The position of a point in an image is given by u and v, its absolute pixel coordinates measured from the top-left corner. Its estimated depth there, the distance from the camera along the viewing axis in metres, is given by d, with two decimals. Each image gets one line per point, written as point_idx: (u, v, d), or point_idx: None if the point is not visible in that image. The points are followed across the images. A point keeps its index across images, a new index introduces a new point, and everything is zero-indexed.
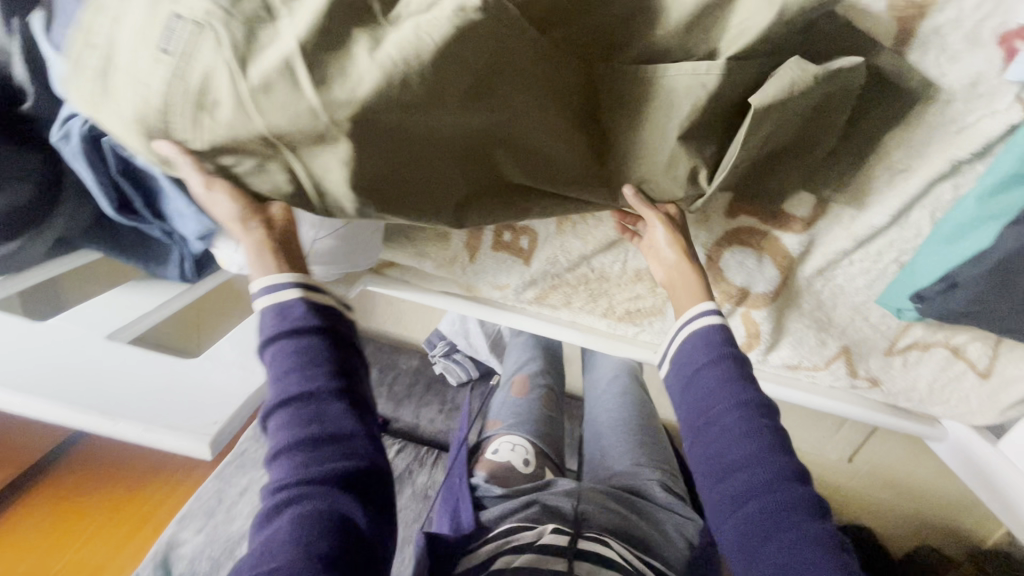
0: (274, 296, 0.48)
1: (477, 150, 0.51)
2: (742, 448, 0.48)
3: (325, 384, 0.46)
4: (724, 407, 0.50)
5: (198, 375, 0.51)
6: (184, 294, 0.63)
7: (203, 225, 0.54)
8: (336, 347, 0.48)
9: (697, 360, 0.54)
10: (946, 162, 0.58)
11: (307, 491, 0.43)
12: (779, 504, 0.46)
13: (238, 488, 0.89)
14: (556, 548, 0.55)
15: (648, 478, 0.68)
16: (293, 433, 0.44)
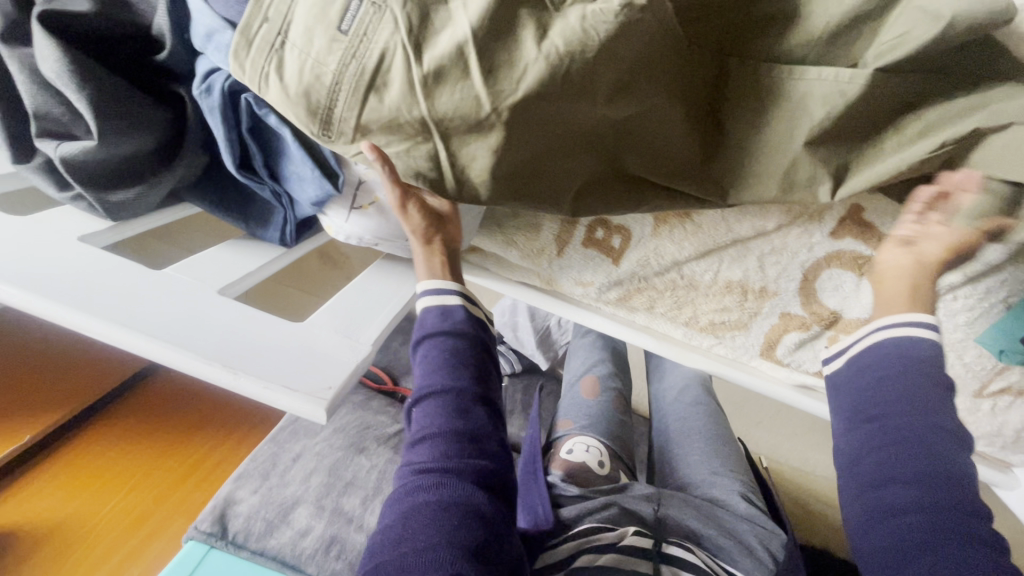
0: (437, 303, 0.60)
1: (604, 143, 0.53)
2: (919, 463, 0.50)
3: (467, 380, 0.57)
4: (904, 420, 0.52)
5: (307, 338, 0.51)
6: (281, 257, 0.63)
7: (322, 191, 0.55)
8: (477, 351, 0.60)
9: (887, 367, 0.55)
10: None
11: (445, 472, 0.51)
12: (944, 524, 0.48)
13: (292, 453, 0.90)
14: (639, 551, 0.56)
15: (727, 489, 0.66)
16: (435, 417, 0.54)
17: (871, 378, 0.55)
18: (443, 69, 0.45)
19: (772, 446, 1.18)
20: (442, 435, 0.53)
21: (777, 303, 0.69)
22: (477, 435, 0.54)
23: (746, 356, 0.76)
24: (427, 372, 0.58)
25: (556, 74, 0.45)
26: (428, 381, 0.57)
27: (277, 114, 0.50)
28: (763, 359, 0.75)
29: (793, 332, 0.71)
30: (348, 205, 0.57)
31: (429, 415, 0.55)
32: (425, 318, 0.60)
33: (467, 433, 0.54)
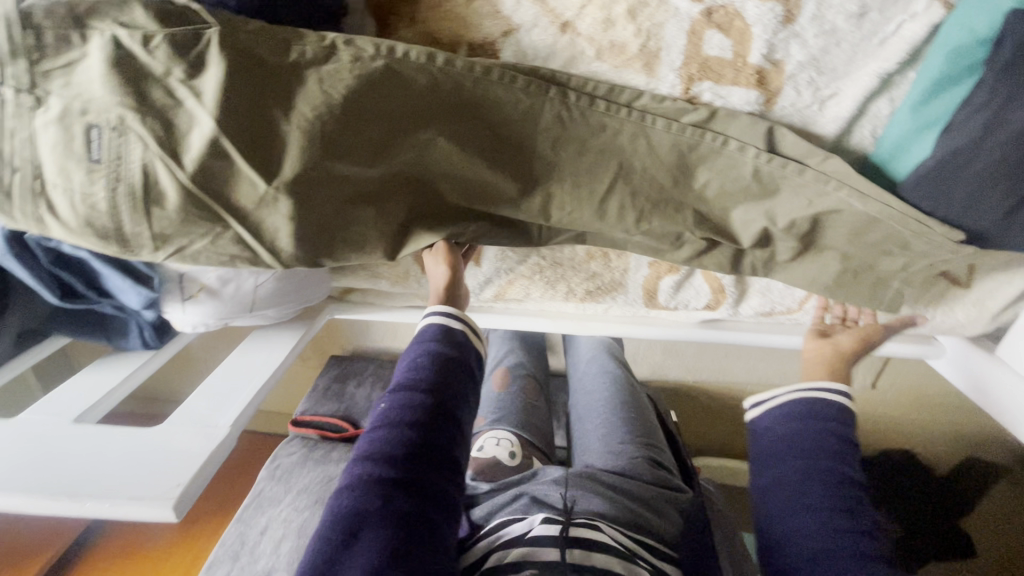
0: (441, 323, 0.64)
1: (391, 189, 0.56)
2: (823, 441, 0.63)
3: (438, 391, 0.58)
4: (814, 433, 0.64)
5: (162, 441, 0.52)
6: (150, 360, 0.65)
7: (143, 294, 0.56)
8: (458, 365, 0.61)
9: (802, 422, 0.65)
10: (873, 77, 0.56)
11: (382, 478, 0.53)
12: (838, 466, 0.61)
13: (258, 528, 0.92)
14: (545, 538, 0.59)
15: (630, 458, 0.74)
16: (397, 421, 0.56)
17: (777, 431, 0.66)
18: (199, 162, 0.47)
19: (748, 372, 1.17)
20: (399, 442, 0.54)
21: (639, 256, 0.69)
22: (424, 448, 0.55)
23: (641, 311, 0.76)
24: (410, 374, 0.60)
25: (313, 136, 0.49)
26: (406, 382, 0.59)
27: (67, 242, 0.51)
28: (654, 309, 0.75)
29: (667, 278, 0.71)
30: (180, 298, 0.58)
31: (395, 416, 0.57)
32: (424, 331, 0.63)
33: (425, 446, 0.55)
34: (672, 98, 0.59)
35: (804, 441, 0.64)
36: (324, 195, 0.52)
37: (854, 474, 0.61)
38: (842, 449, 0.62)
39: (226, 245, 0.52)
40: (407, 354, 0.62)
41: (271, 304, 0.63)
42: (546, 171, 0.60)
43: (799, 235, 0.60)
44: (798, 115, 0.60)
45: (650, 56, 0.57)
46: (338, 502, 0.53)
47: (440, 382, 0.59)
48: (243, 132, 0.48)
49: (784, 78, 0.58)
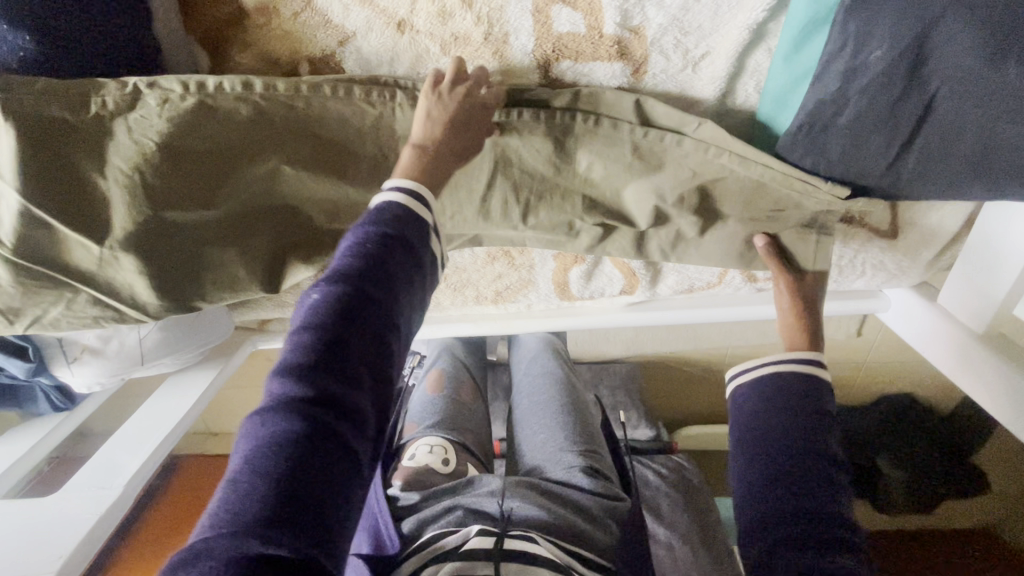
0: (401, 197, 0.44)
1: (243, 228, 0.53)
2: (793, 422, 0.51)
3: (379, 284, 0.39)
4: (784, 415, 0.52)
5: (53, 509, 0.52)
6: (60, 423, 0.65)
7: (22, 365, 0.56)
8: (403, 254, 0.41)
9: (772, 406, 0.53)
10: (743, 29, 0.51)
11: (289, 414, 0.33)
12: (811, 445, 0.49)
13: None
14: (480, 552, 0.55)
15: (568, 466, 0.70)
16: (317, 329, 0.36)
17: (749, 414, 0.55)
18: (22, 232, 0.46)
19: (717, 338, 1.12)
20: (323, 344, 0.36)
21: (541, 250, 0.66)
22: (350, 366, 0.36)
23: (559, 303, 0.74)
24: (347, 261, 0.40)
25: (138, 188, 0.48)
26: (341, 270, 0.39)
27: None
28: (570, 300, 0.73)
29: (574, 268, 0.68)
30: (64, 362, 0.58)
31: (320, 315, 0.37)
32: (380, 205, 0.43)
33: (359, 354, 0.37)
34: (533, 83, 0.55)
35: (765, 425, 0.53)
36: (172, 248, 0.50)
37: (831, 449, 0.49)
38: (818, 427, 0.50)
39: (82, 309, 0.51)
40: (342, 238, 0.41)
41: (164, 355, 0.62)
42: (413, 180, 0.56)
43: (690, 210, 0.56)
44: (671, 82, 0.55)
45: (499, 44, 0.53)
46: (245, 430, 0.34)
47: (377, 271, 0.39)
48: (70, 205, 0.46)
49: (648, 45, 0.53)
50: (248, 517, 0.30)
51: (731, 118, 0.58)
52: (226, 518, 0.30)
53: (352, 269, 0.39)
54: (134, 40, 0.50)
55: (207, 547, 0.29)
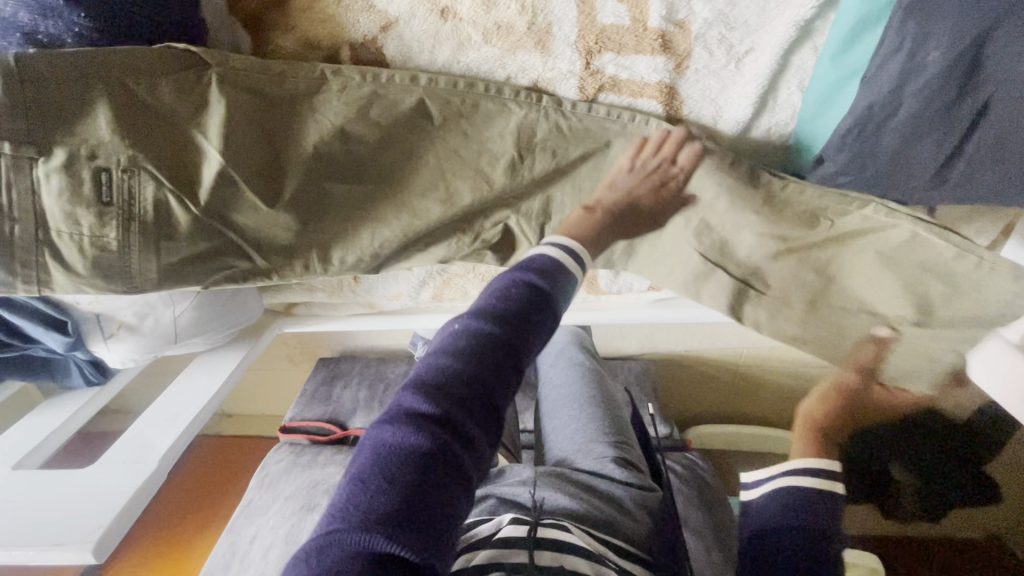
0: (547, 256, 0.49)
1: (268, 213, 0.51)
2: (784, 516, 0.49)
3: (524, 329, 0.42)
4: (782, 513, 0.49)
5: (93, 480, 0.53)
6: (94, 397, 0.66)
7: (59, 339, 0.57)
8: (548, 306, 0.44)
9: (769, 511, 0.50)
10: (790, 26, 0.50)
11: (420, 425, 0.35)
12: (800, 541, 0.46)
13: (248, 536, 0.95)
14: (512, 538, 0.57)
15: (602, 458, 0.71)
16: (461, 350, 0.39)
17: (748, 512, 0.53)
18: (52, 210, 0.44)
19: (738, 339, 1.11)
20: (464, 372, 0.38)
21: None
22: (480, 395, 0.37)
23: (584, 298, 0.75)
24: (498, 304, 0.43)
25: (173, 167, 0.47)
26: (492, 309, 0.42)
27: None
28: (596, 295, 0.73)
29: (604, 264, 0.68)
30: (101, 338, 0.58)
31: (465, 345, 0.39)
32: (528, 258, 0.48)
33: (496, 389, 0.38)
34: (573, 75, 0.55)
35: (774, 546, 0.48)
36: (212, 230, 0.50)
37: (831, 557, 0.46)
38: (808, 525, 0.47)
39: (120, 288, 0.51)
40: (497, 280, 0.46)
41: (197, 334, 0.63)
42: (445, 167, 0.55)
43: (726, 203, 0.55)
44: (714, 77, 0.55)
45: (541, 34, 0.53)
46: (372, 431, 0.36)
47: (524, 315, 0.42)
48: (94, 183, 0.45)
49: (692, 40, 0.53)
50: (370, 517, 0.31)
51: (772, 117, 0.57)
52: (351, 511, 0.31)
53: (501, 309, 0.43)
54: (179, 20, 0.50)
55: (332, 536, 0.30)
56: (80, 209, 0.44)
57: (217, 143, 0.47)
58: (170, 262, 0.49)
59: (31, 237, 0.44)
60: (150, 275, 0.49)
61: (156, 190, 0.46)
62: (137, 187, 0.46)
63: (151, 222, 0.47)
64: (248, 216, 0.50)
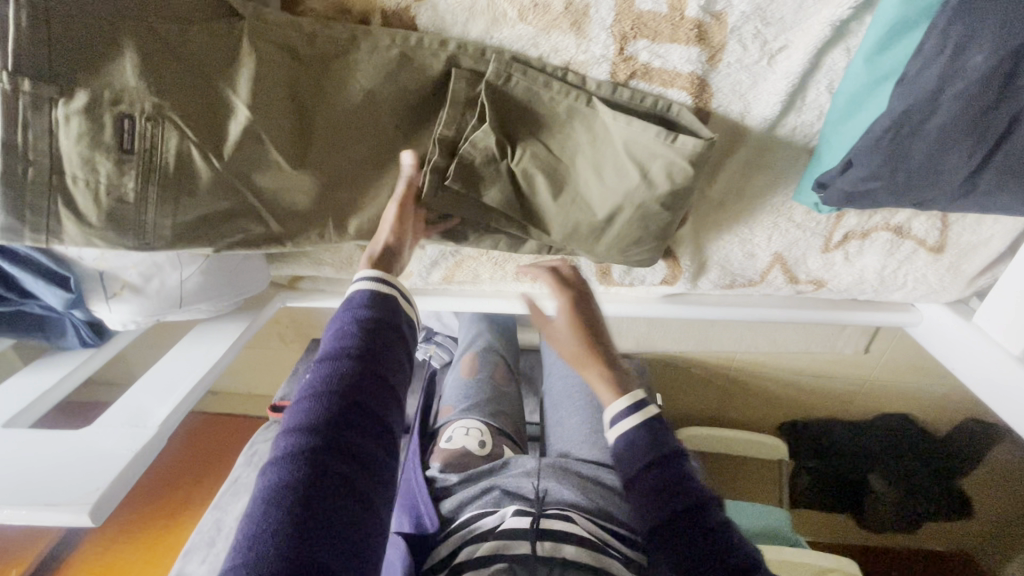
0: (376, 283, 0.51)
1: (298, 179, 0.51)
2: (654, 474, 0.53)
3: (371, 355, 0.46)
4: (653, 474, 0.53)
5: (89, 440, 0.52)
6: (90, 359, 0.64)
7: (59, 296, 0.55)
8: (389, 332, 0.48)
9: (640, 467, 0.55)
10: (825, 26, 0.51)
11: (295, 470, 0.39)
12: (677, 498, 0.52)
13: (234, 513, 0.92)
14: (517, 531, 0.59)
15: (605, 447, 0.72)
16: (323, 391, 0.43)
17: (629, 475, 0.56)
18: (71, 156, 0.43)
19: (735, 342, 1.12)
20: (326, 412, 0.42)
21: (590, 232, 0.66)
22: (348, 424, 0.42)
23: (597, 289, 0.75)
24: (335, 343, 0.47)
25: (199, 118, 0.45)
26: (329, 351, 0.46)
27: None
28: (610, 286, 0.73)
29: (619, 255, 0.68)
30: (104, 297, 0.56)
31: (322, 388, 0.44)
32: (353, 295, 0.50)
33: (362, 418, 0.43)
34: (606, 59, 0.54)
35: (646, 490, 0.54)
36: (231, 188, 0.49)
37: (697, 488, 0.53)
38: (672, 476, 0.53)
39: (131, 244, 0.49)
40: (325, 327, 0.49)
41: (202, 300, 0.61)
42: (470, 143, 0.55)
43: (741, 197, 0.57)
44: (746, 72, 0.55)
45: (578, 15, 0.52)
46: (257, 485, 0.41)
47: (365, 346, 0.46)
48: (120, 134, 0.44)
49: (727, 32, 0.53)
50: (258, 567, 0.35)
51: (798, 116, 0.57)
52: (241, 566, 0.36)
53: (336, 348, 0.46)
54: None
55: None
56: (99, 154, 0.43)
57: (246, 99, 0.46)
58: (186, 220, 0.48)
59: (46, 179, 0.43)
60: (165, 230, 0.48)
61: (179, 141, 0.45)
62: (160, 136, 0.44)
63: (171, 175, 0.46)
64: (270, 177, 0.50)
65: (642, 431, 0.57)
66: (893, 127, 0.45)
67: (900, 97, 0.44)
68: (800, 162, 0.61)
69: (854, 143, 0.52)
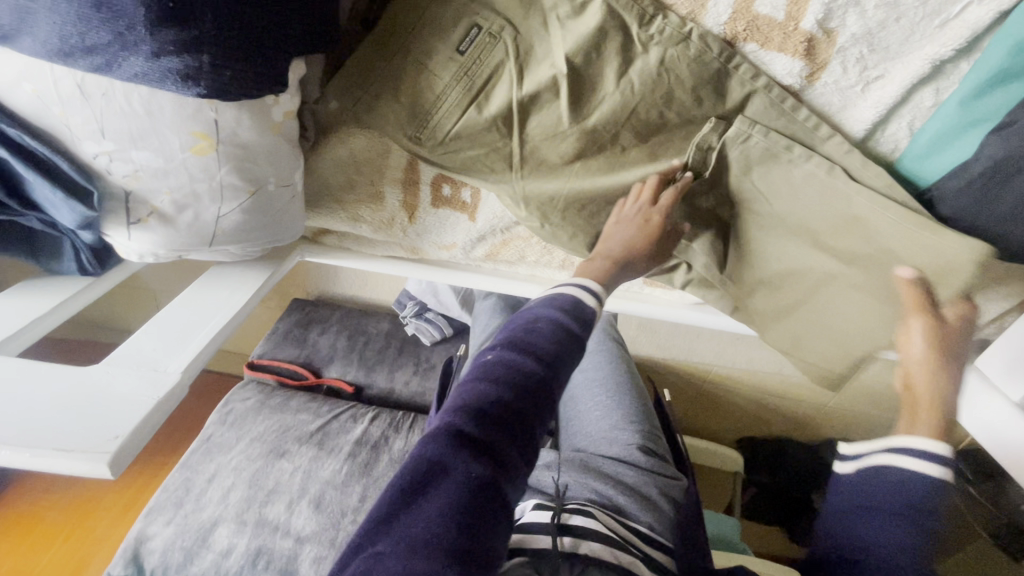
0: (573, 294, 0.53)
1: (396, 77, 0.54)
2: (889, 529, 0.46)
3: (556, 363, 0.46)
4: (893, 521, 0.46)
5: (96, 383, 0.45)
6: (88, 289, 0.57)
7: (78, 212, 0.48)
8: (577, 342, 0.49)
9: (886, 479, 0.48)
10: (926, 62, 0.52)
11: (461, 447, 0.40)
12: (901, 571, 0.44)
13: (206, 474, 0.86)
14: (538, 526, 0.57)
15: (626, 444, 0.72)
16: (502, 378, 0.44)
17: (892, 484, 0.48)
18: None
19: None
20: (501, 401, 0.43)
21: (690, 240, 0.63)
22: (515, 422, 0.42)
23: (636, 286, 0.76)
24: (526, 334, 0.48)
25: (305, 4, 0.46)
26: (523, 341, 0.47)
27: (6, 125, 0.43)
28: (651, 286, 0.74)
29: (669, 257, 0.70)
30: (125, 221, 0.50)
31: (503, 374, 0.44)
32: (558, 296, 0.52)
33: (531, 424, 0.43)
34: (710, 56, 0.53)
35: (880, 532, 0.46)
36: (392, 93, 0.54)
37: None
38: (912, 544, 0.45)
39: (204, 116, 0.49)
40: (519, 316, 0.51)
41: (235, 240, 0.56)
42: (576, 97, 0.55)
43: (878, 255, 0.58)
44: (838, 95, 0.55)
45: (696, 6, 0.52)
46: (421, 441, 0.43)
47: (556, 352, 0.46)
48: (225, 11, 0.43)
49: (834, 51, 0.52)
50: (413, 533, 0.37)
51: (875, 147, 0.58)
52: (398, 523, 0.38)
53: (526, 340, 0.47)
54: None
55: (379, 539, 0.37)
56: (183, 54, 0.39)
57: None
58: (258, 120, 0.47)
59: None
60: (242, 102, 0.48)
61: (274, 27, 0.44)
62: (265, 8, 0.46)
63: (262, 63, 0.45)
64: (411, 85, 0.54)
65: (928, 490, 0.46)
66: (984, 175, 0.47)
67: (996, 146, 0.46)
68: None
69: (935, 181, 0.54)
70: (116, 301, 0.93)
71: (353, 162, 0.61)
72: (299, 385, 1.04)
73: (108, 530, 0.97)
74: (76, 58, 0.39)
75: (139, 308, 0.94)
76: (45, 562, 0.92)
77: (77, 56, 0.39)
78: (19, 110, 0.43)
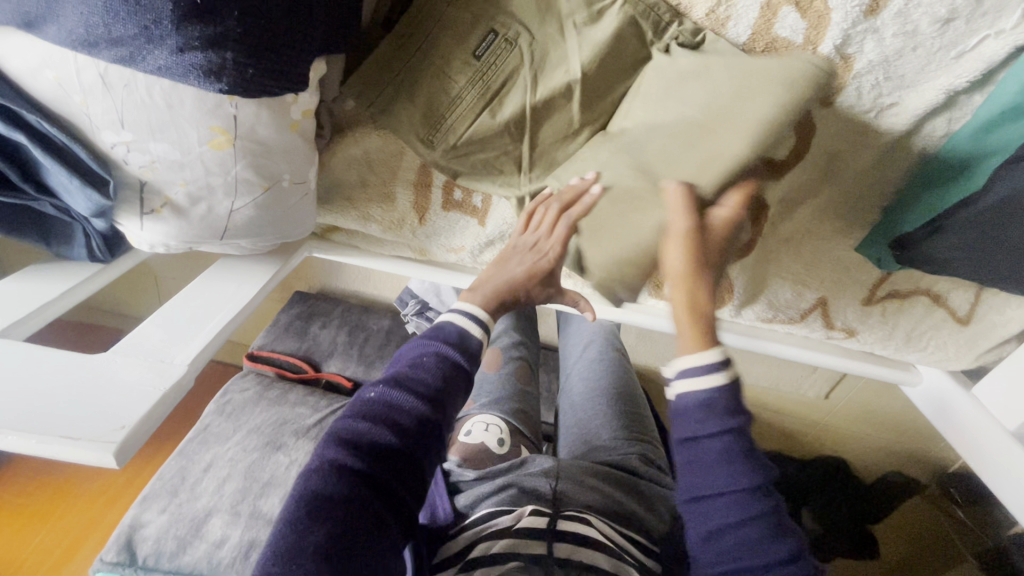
0: (456, 322, 0.59)
1: (420, 75, 0.54)
2: (722, 476, 0.49)
3: (434, 400, 0.54)
4: (715, 459, 0.49)
5: (105, 372, 0.45)
6: (97, 276, 0.57)
7: (93, 200, 0.48)
8: (456, 378, 0.56)
9: (694, 425, 0.51)
10: (939, 92, 0.52)
11: (334, 477, 0.49)
12: (751, 502, 0.49)
13: (202, 464, 0.86)
14: (533, 531, 0.57)
15: (625, 453, 0.73)
16: (378, 415, 0.52)
17: (687, 441, 0.52)
18: None
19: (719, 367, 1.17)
20: (376, 440, 0.51)
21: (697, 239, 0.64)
22: (388, 454, 0.51)
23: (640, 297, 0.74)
24: (403, 373, 0.55)
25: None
26: (399, 380, 0.54)
27: (27, 113, 0.43)
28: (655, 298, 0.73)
29: None
30: (138, 211, 0.50)
31: (378, 411, 0.53)
32: (438, 329, 0.58)
33: (408, 458, 0.51)
34: None
35: (708, 464, 0.50)
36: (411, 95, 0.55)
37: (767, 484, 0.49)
38: (733, 460, 0.49)
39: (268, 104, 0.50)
40: (403, 351, 0.58)
41: (247, 234, 0.56)
42: (594, 108, 0.55)
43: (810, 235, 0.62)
44: (852, 119, 0.56)
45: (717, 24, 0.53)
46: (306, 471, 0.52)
47: (431, 389, 0.54)
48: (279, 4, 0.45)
49: (850, 76, 0.53)
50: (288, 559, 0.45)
51: (885, 173, 0.59)
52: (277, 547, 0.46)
53: (403, 378, 0.55)
54: None
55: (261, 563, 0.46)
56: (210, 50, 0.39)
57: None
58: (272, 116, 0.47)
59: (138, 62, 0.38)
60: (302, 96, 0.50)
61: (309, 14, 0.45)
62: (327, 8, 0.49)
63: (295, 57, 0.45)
64: (430, 89, 0.55)
65: (724, 395, 0.50)
66: (994, 207, 0.47)
67: (1009, 179, 0.46)
68: (870, 218, 0.63)
69: (934, 213, 0.54)
70: (121, 287, 0.93)
71: (366, 161, 0.62)
72: (297, 378, 1.05)
73: (101, 513, 0.97)
74: (100, 48, 0.39)
75: (142, 295, 0.94)
76: (38, 541, 0.92)
77: (103, 46, 0.39)
78: (40, 97, 0.43)
